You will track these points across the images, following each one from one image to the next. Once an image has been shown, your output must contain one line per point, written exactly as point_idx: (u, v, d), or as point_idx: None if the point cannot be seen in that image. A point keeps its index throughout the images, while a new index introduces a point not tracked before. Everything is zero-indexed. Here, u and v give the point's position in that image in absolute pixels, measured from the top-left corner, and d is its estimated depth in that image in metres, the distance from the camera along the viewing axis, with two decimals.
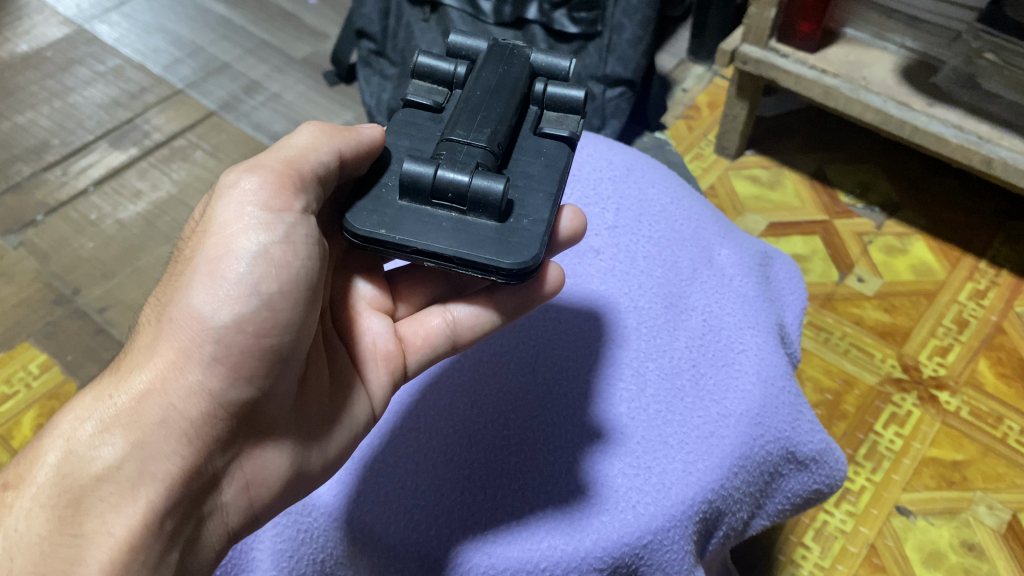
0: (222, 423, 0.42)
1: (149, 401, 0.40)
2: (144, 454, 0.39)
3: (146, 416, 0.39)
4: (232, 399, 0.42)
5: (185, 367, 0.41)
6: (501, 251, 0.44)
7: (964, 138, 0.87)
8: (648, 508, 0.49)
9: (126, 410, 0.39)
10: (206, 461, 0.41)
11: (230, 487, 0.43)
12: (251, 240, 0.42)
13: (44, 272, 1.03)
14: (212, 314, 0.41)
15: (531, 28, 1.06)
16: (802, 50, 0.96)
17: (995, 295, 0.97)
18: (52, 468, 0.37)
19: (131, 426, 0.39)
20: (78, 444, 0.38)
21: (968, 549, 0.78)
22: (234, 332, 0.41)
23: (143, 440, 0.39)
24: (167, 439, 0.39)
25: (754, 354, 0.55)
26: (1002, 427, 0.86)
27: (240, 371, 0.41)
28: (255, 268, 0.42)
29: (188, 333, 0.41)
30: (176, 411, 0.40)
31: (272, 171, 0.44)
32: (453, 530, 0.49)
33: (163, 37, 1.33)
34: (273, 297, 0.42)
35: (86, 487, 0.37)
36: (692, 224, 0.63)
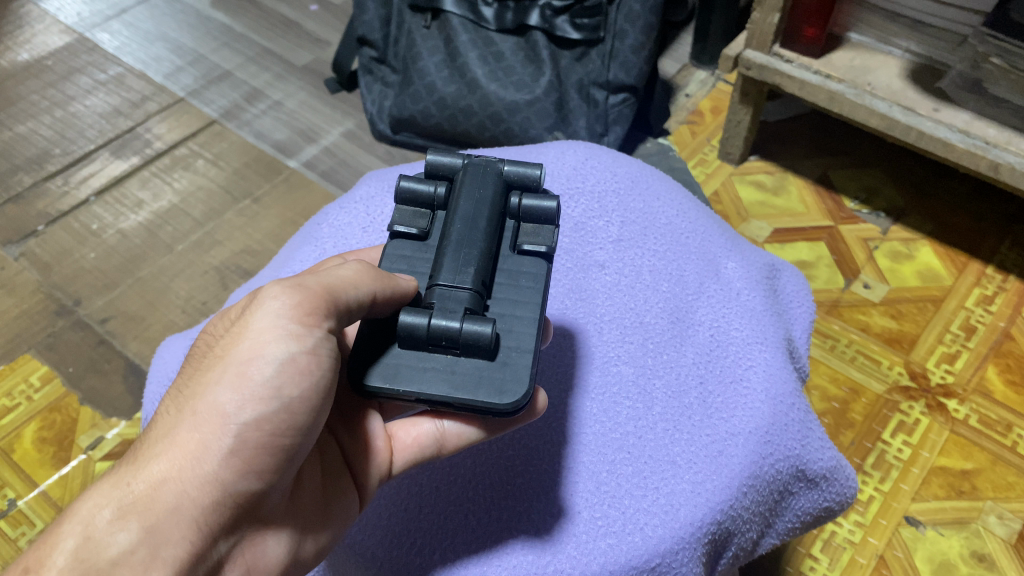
0: (230, 512, 0.40)
1: (164, 488, 0.39)
2: (156, 542, 0.38)
3: (161, 503, 0.38)
4: (243, 490, 0.40)
5: (202, 458, 0.39)
6: (493, 392, 0.43)
7: (971, 144, 0.86)
8: (656, 530, 0.48)
9: (142, 497, 0.38)
10: (212, 547, 0.40)
11: (231, 574, 0.41)
12: (282, 348, 0.41)
13: (45, 283, 1.03)
14: (235, 411, 0.40)
15: (533, 35, 1.05)
16: (806, 55, 0.95)
17: (1003, 301, 0.96)
18: (70, 553, 0.37)
19: (146, 513, 0.38)
20: (94, 529, 0.37)
21: (978, 560, 0.77)
22: (253, 429, 0.40)
23: (157, 526, 0.38)
24: (179, 526, 0.38)
25: (763, 370, 0.54)
26: (1012, 435, 0.85)
27: (253, 465, 0.40)
28: (281, 373, 0.41)
29: (209, 423, 0.40)
30: (190, 499, 0.39)
31: (310, 291, 0.43)
32: (458, 553, 0.48)
33: (164, 46, 1.33)
34: (293, 401, 0.41)
35: (100, 571, 0.36)
36: (698, 237, 0.62)
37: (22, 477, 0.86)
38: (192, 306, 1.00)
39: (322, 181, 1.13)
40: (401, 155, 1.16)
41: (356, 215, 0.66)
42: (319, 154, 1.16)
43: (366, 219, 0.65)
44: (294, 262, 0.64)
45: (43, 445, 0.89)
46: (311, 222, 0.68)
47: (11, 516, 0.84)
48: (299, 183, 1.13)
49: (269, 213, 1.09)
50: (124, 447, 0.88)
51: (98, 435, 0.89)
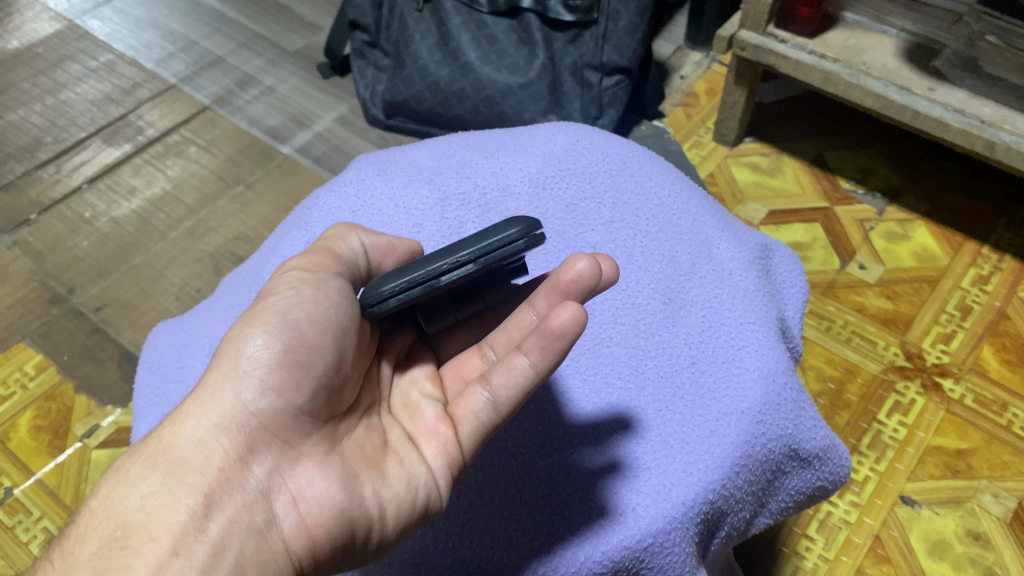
0: (253, 435, 0.43)
1: (186, 428, 0.43)
2: (177, 477, 0.42)
3: (184, 440, 0.43)
4: (264, 410, 0.44)
5: (221, 392, 0.44)
6: (396, 281, 0.45)
7: (967, 123, 0.85)
8: (648, 511, 0.48)
9: (166, 443, 0.43)
10: (245, 474, 0.43)
11: (280, 504, 0.43)
12: (288, 288, 0.47)
13: (38, 272, 1.02)
14: (248, 343, 0.45)
15: (526, 17, 1.03)
16: (802, 35, 0.94)
17: (999, 280, 0.95)
18: (105, 497, 0.41)
19: (169, 455, 0.43)
20: (128, 475, 0.42)
21: (973, 539, 0.77)
22: (265, 351, 0.44)
23: (179, 460, 0.42)
24: (202, 455, 0.43)
25: (756, 350, 0.54)
26: (1007, 414, 0.85)
27: (270, 382, 0.44)
28: (290, 304, 0.46)
29: (231, 359, 0.45)
30: (213, 425, 0.43)
31: (321, 254, 0.50)
32: (451, 534, 0.48)
33: (155, 32, 1.32)
34: (302, 322, 0.46)
35: (132, 509, 0.40)
36: (690, 217, 0.61)
37: (19, 465, 0.87)
38: (186, 293, 0.99)
39: (315, 166, 1.12)
40: (394, 140, 1.15)
41: (347, 199, 0.63)
42: (312, 140, 1.15)
43: (358, 203, 0.63)
44: (284, 247, 0.61)
45: (39, 434, 0.89)
46: (301, 206, 0.65)
47: (8, 504, 0.84)
48: (292, 169, 1.12)
49: (264, 199, 1.09)
50: (120, 434, 0.88)
51: (93, 423, 0.89)
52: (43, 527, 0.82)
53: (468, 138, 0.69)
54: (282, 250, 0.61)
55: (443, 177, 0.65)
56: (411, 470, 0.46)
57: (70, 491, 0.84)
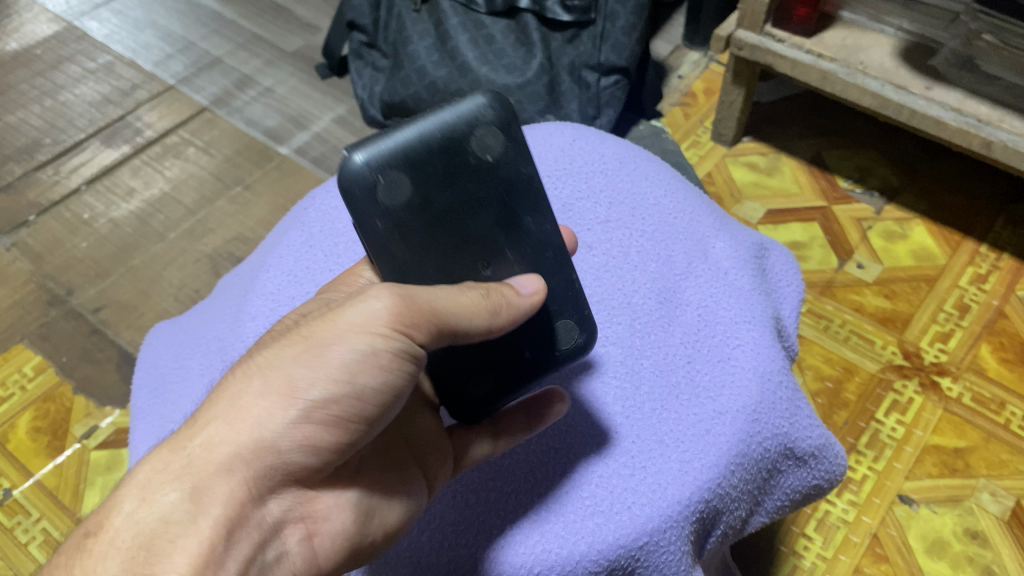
0: (277, 478, 0.39)
1: (219, 449, 0.38)
2: (201, 504, 0.37)
3: (216, 461, 0.38)
4: (294, 461, 0.39)
5: (266, 421, 0.39)
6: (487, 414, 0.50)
7: (964, 122, 0.85)
8: (644, 509, 0.48)
9: (197, 458, 0.38)
10: (260, 512, 0.39)
11: (292, 536, 0.40)
12: (368, 340, 0.40)
13: (37, 273, 1.03)
14: (307, 388, 0.39)
15: (523, 17, 1.04)
16: (798, 34, 0.94)
17: (997, 279, 0.95)
18: (127, 514, 0.36)
19: (197, 477, 0.38)
20: (149, 490, 0.37)
21: (971, 538, 0.78)
22: (321, 409, 0.39)
23: (203, 486, 0.37)
24: (228, 484, 0.38)
25: (751, 349, 0.54)
26: (1005, 413, 0.85)
27: (316, 437, 0.39)
28: (362, 366, 0.40)
29: (280, 396, 0.39)
30: (243, 458, 0.38)
31: (418, 316, 0.41)
32: (446, 534, 0.48)
33: (153, 33, 1.32)
34: (366, 389, 0.40)
35: (155, 530, 0.36)
36: (686, 217, 0.61)
37: (18, 466, 0.87)
38: (184, 294, 1.00)
39: (314, 167, 1.12)
40: None
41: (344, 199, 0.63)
42: (311, 141, 1.15)
43: None
44: (282, 247, 0.61)
45: (38, 435, 0.89)
46: (298, 206, 0.65)
47: (7, 505, 0.84)
48: (291, 169, 1.12)
49: (262, 200, 1.09)
50: (118, 435, 0.88)
51: (92, 424, 0.89)
52: (42, 528, 0.82)
53: None
54: (279, 250, 0.61)
55: None
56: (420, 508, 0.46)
57: (69, 492, 0.84)
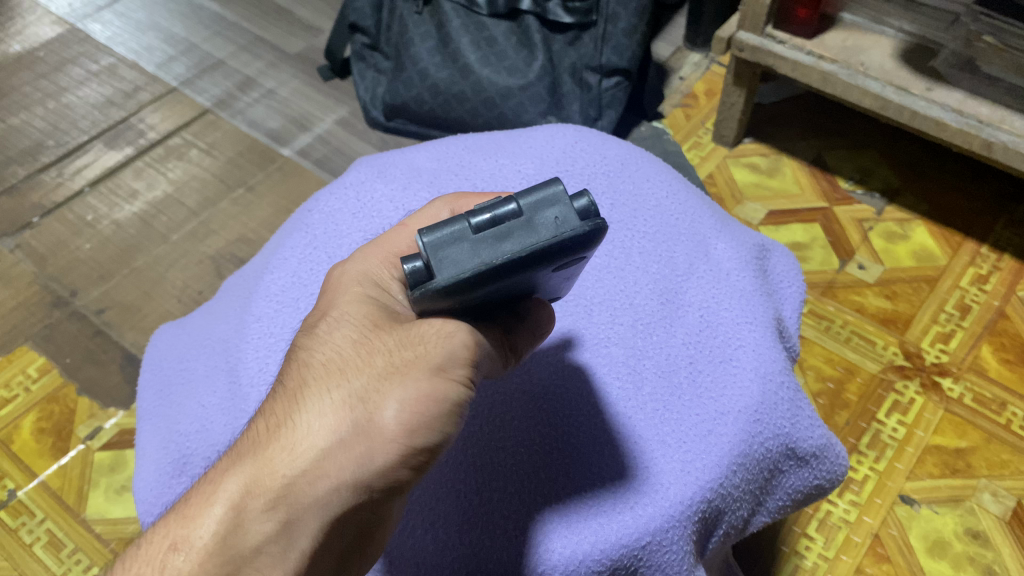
0: (353, 518, 0.37)
1: (312, 483, 0.36)
2: (287, 537, 0.36)
3: (304, 496, 0.36)
4: (373, 502, 0.37)
5: (358, 461, 0.36)
6: None
7: (965, 123, 0.85)
8: (646, 509, 0.48)
9: (284, 487, 0.36)
10: (332, 543, 0.37)
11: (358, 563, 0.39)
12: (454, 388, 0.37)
13: (41, 275, 1.03)
14: (389, 431, 0.36)
15: (524, 19, 1.04)
16: (799, 36, 0.95)
17: (997, 279, 0.96)
18: (216, 531, 0.36)
19: (285, 506, 0.36)
20: (240, 511, 0.36)
21: (972, 538, 0.78)
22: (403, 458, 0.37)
23: (290, 519, 0.36)
24: (309, 519, 0.36)
25: (752, 350, 0.54)
26: (1006, 413, 0.85)
27: (403, 480, 0.37)
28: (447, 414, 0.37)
29: (371, 438, 0.36)
30: (328, 497, 0.36)
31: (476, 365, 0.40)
32: (450, 534, 0.48)
33: (156, 35, 1.32)
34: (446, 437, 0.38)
35: (244, 557, 0.36)
36: (688, 218, 0.62)
37: (22, 467, 0.87)
38: (187, 295, 1.00)
39: (316, 168, 1.13)
40: (394, 142, 1.15)
41: (347, 200, 0.64)
42: (313, 143, 1.16)
43: (358, 205, 0.63)
44: (286, 249, 0.61)
45: (41, 436, 0.89)
46: (302, 208, 0.65)
47: (11, 506, 0.84)
48: (293, 171, 1.13)
49: (265, 201, 1.09)
50: (122, 436, 0.88)
51: (96, 425, 0.89)
52: (46, 529, 0.83)
53: (469, 138, 0.69)
54: (283, 251, 0.61)
55: (442, 179, 0.65)
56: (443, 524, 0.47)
57: (72, 492, 0.85)
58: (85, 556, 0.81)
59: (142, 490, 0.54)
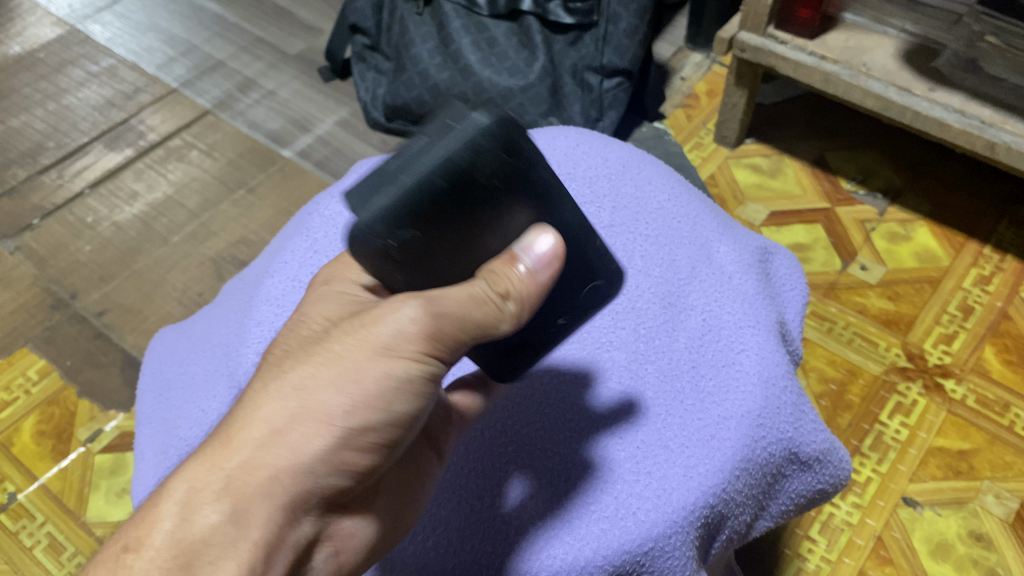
0: (312, 503, 0.38)
1: (260, 471, 0.37)
2: (241, 527, 0.36)
3: (254, 482, 0.36)
4: (330, 485, 0.38)
5: (310, 440, 0.37)
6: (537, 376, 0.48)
7: (967, 123, 0.85)
8: (649, 515, 0.48)
9: (235, 476, 0.37)
10: (291, 530, 0.38)
11: (321, 553, 0.40)
12: (405, 366, 0.38)
13: (41, 277, 1.03)
14: (341, 413, 0.38)
15: (525, 19, 1.03)
16: (801, 36, 0.94)
17: (1000, 280, 0.95)
18: (169, 531, 0.35)
19: (238, 496, 0.36)
20: (190, 504, 0.36)
21: (975, 540, 0.77)
22: (356, 436, 0.38)
23: (241, 506, 0.36)
24: (263, 507, 0.36)
25: (755, 353, 0.54)
26: (1009, 415, 0.85)
27: (353, 460, 0.39)
28: (395, 393, 0.39)
29: (316, 419, 0.37)
30: (281, 479, 0.37)
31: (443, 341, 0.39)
32: (451, 540, 0.48)
33: (156, 36, 1.32)
34: (397, 415, 0.39)
35: (197, 548, 0.35)
36: (690, 221, 0.61)
37: (22, 470, 0.87)
38: (187, 297, 1.00)
39: (316, 169, 1.12)
40: (395, 143, 1.15)
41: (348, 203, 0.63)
42: (313, 144, 1.16)
43: None
44: (286, 252, 0.61)
45: (42, 439, 0.89)
46: (303, 211, 0.65)
47: (11, 509, 0.84)
48: (293, 172, 1.12)
49: (265, 203, 1.09)
50: (122, 438, 0.88)
51: (96, 427, 0.89)
52: (46, 532, 0.82)
53: None
54: (284, 254, 0.61)
55: None
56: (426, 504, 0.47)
57: (73, 495, 0.85)
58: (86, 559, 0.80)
59: (141, 495, 0.54)
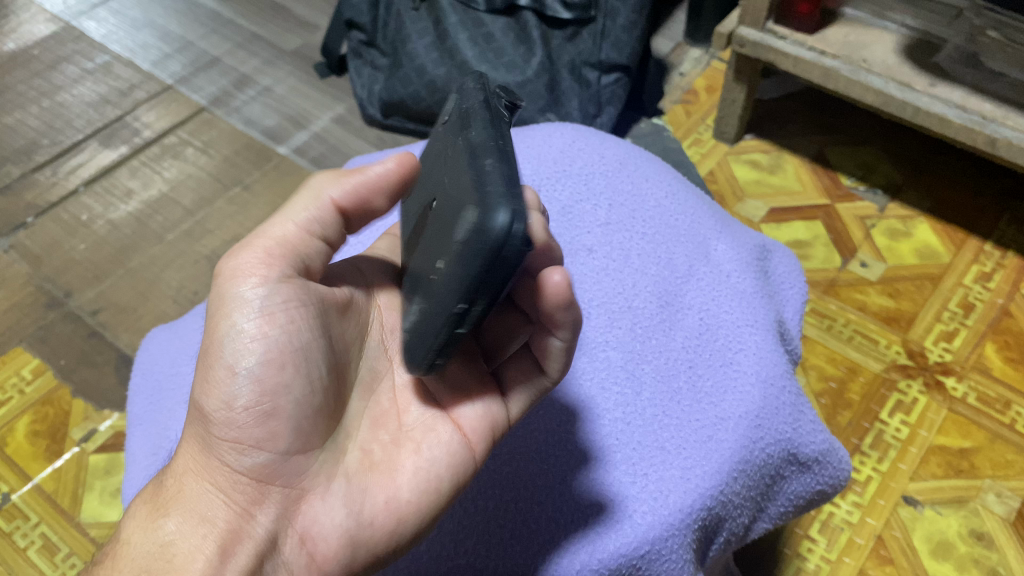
0: (249, 489, 0.43)
1: (190, 480, 0.43)
2: (189, 523, 0.42)
3: (187, 494, 0.43)
4: (251, 464, 0.43)
5: (208, 427, 0.43)
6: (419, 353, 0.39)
7: (968, 119, 0.84)
8: (645, 517, 0.47)
9: (174, 495, 0.43)
10: (250, 523, 0.42)
11: (288, 544, 0.43)
12: (245, 323, 0.43)
13: (35, 275, 1.02)
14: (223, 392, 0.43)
15: (523, 15, 1.02)
16: (801, 32, 0.93)
17: (1001, 277, 0.95)
18: (144, 554, 0.41)
19: (183, 504, 0.43)
20: (149, 527, 0.42)
21: (977, 539, 0.77)
22: (230, 406, 0.43)
23: (188, 511, 0.42)
24: (206, 504, 0.42)
25: (753, 353, 0.53)
26: (1010, 413, 0.84)
27: (251, 436, 0.43)
28: (247, 351, 0.43)
29: (206, 416, 0.43)
30: (211, 481, 0.43)
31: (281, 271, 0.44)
32: (445, 544, 0.47)
33: (151, 33, 1.31)
34: (256, 368, 0.43)
35: (152, 556, 0.41)
36: (687, 219, 0.61)
37: (16, 470, 0.86)
38: (183, 296, 0.99)
39: (312, 167, 1.12)
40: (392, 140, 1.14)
41: None
42: (309, 140, 1.15)
43: None
44: None
45: (36, 439, 0.88)
46: None
47: (6, 510, 0.84)
48: (290, 169, 1.12)
49: (261, 200, 1.08)
50: (117, 438, 0.88)
51: (91, 427, 0.89)
52: (41, 533, 0.82)
53: None
54: None
55: None
56: (424, 472, 0.45)
57: (67, 496, 0.84)
58: (80, 559, 0.80)
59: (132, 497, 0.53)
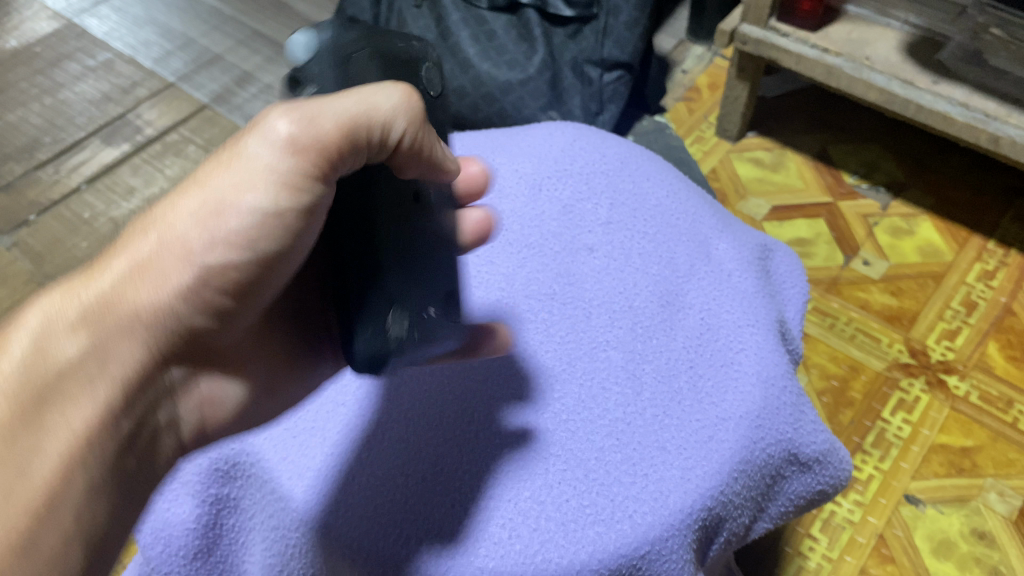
0: (177, 341, 0.42)
1: (114, 304, 0.40)
2: (103, 364, 0.40)
3: (111, 318, 0.40)
4: (195, 325, 0.42)
5: (166, 276, 0.40)
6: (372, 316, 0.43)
7: (971, 117, 0.84)
8: (645, 517, 0.47)
9: (92, 309, 0.40)
10: (160, 374, 0.43)
11: (183, 402, 0.45)
12: (258, 199, 0.40)
13: (38, 273, 1.02)
14: (203, 253, 0.40)
15: (525, 13, 1.03)
16: (803, 29, 0.93)
17: (1004, 276, 0.94)
18: (23, 362, 0.39)
19: (96, 327, 0.40)
20: (45, 339, 0.39)
21: (979, 538, 0.77)
22: (207, 279, 0.41)
23: (103, 342, 0.40)
24: (127, 343, 0.40)
25: (754, 353, 0.53)
26: (1013, 411, 0.84)
27: (212, 302, 0.42)
28: (255, 230, 0.40)
29: (171, 258, 0.40)
30: (139, 320, 0.40)
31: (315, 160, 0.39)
32: (444, 544, 0.46)
33: (153, 30, 1.31)
34: (262, 250, 0.41)
35: (47, 381, 0.39)
36: (689, 219, 0.61)
37: None
38: None
39: None
40: None
41: None
42: None
43: None
44: None
45: None
46: None
47: None
48: None
49: None
50: None
51: None
52: None
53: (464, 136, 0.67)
54: None
55: None
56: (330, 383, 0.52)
57: None
58: None
59: None
